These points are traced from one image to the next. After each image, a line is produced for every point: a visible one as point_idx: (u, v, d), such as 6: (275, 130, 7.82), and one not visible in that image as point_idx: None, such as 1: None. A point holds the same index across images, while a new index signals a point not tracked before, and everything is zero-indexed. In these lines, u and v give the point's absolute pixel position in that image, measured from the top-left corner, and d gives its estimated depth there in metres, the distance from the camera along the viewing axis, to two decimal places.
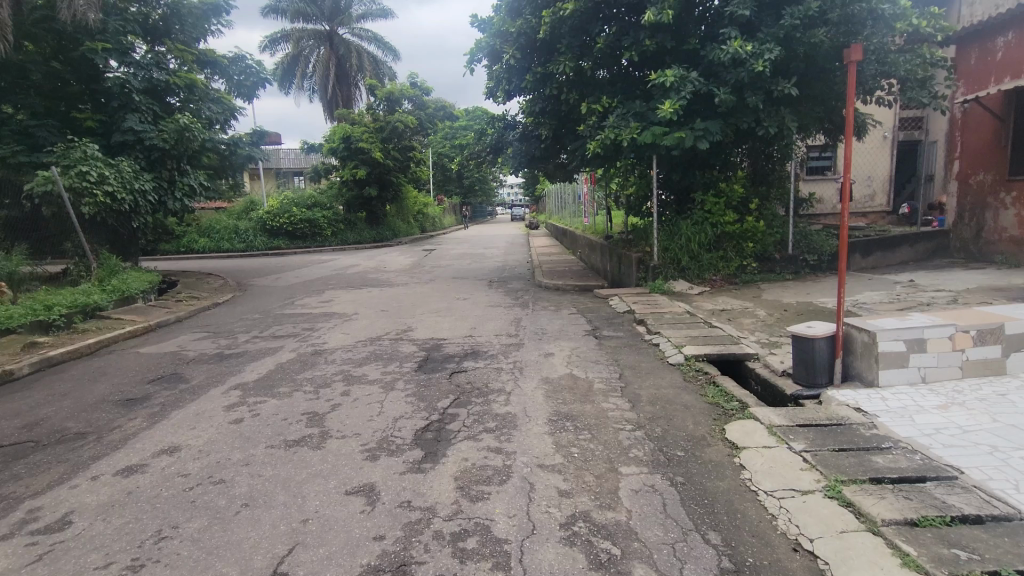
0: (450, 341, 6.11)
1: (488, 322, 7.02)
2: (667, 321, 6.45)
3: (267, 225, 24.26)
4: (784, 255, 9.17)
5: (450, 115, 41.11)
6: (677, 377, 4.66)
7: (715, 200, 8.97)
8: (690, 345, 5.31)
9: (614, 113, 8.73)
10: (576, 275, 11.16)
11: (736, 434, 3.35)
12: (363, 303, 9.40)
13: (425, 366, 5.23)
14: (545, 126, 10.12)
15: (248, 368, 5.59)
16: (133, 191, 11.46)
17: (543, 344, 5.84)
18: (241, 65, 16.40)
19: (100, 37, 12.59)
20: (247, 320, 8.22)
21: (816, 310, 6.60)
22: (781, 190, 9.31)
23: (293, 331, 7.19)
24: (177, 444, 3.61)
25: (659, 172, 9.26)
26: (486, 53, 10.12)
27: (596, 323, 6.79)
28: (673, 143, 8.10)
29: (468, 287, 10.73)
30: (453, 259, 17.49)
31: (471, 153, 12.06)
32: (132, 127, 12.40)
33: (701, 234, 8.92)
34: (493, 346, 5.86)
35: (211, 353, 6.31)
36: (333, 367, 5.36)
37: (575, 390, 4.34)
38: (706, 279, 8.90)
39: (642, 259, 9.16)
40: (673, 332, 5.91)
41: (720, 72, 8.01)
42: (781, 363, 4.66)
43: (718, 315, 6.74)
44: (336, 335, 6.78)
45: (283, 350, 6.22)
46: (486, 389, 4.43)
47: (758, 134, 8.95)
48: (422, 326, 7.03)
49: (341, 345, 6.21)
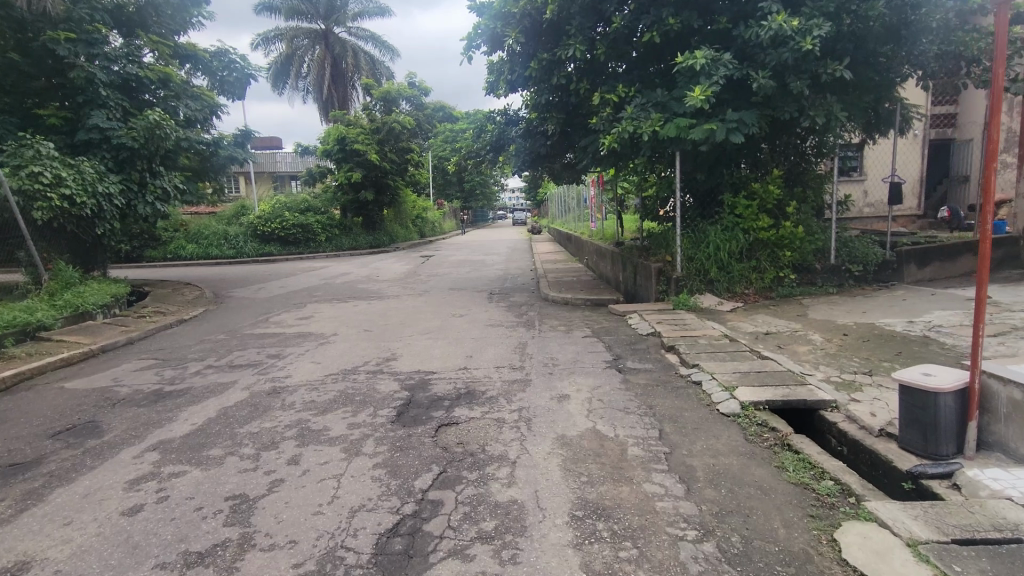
0: (439, 377, 4.94)
1: (487, 349, 5.85)
2: (704, 349, 5.30)
3: (258, 231, 23.12)
4: (825, 266, 8.00)
5: (450, 117, 39.97)
6: (737, 437, 3.50)
7: (747, 203, 7.81)
8: (744, 387, 4.16)
9: (632, 103, 7.63)
10: (586, 287, 10.03)
11: (860, 553, 2.22)
12: (345, 320, 8.27)
13: (405, 415, 4.08)
14: (552, 119, 9.02)
15: (184, 413, 4.43)
16: (95, 194, 10.42)
17: (554, 381, 4.68)
18: (224, 60, 15.35)
19: (65, 27, 11.52)
20: (207, 343, 7.06)
21: (884, 335, 5.39)
22: (819, 191, 8.20)
23: (255, 359, 6.03)
24: (28, 561, 2.47)
25: (683, 170, 8.12)
26: (486, 39, 8.85)
27: (616, 350, 5.63)
28: (701, 136, 6.97)
29: (465, 301, 9.59)
30: (452, 267, 16.39)
31: (469, 152, 10.78)
32: (97, 124, 11.34)
33: (732, 241, 7.79)
34: (493, 384, 4.69)
35: (147, 390, 5.15)
36: (289, 416, 4.20)
37: (605, 461, 3.18)
38: (737, 293, 7.79)
39: (663, 270, 8.02)
40: (716, 366, 4.76)
41: (757, 54, 6.88)
42: (875, 419, 3.52)
43: (763, 340, 5.57)
44: (304, 366, 5.63)
45: (234, 387, 5.05)
46: (483, 456, 3.29)
47: (797, 126, 7.78)
48: (408, 353, 5.87)
49: (305, 381, 5.04)
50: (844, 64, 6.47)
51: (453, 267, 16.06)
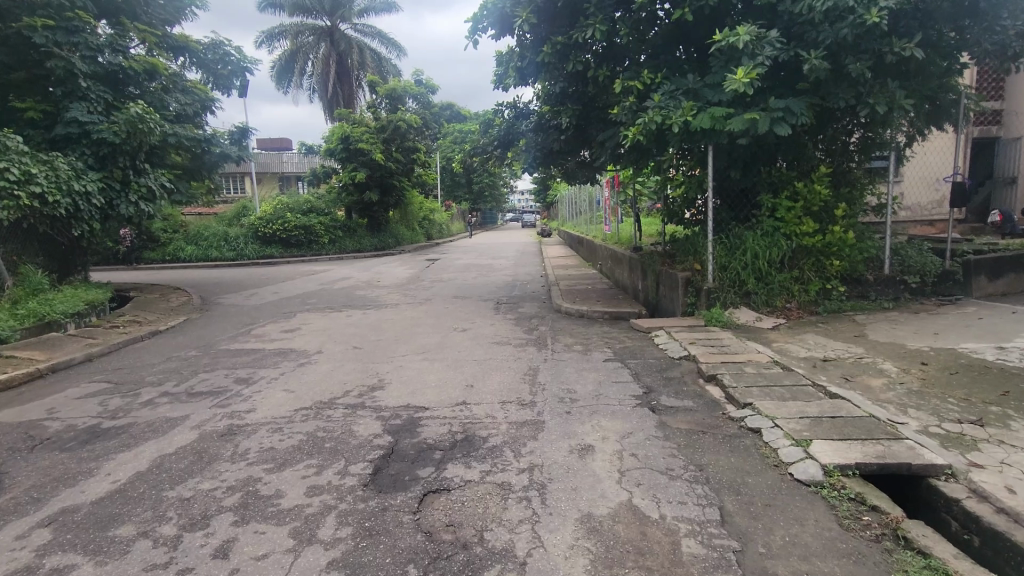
0: (431, 417, 4.01)
1: (491, 376, 4.92)
2: (755, 382, 4.36)
3: (259, 232, 22.34)
4: (879, 277, 7.03)
5: (458, 117, 39.11)
6: (829, 523, 2.55)
7: (790, 204, 6.87)
8: (820, 441, 3.22)
9: (659, 90, 6.72)
10: (602, 298, 9.11)
11: None
12: (334, 334, 7.38)
13: (383, 475, 3.16)
14: (567, 112, 8.14)
15: (110, 462, 3.53)
16: (71, 193, 9.74)
17: (573, 425, 3.74)
18: (219, 52, 14.64)
19: (43, 13, 10.67)
20: (174, 362, 6.19)
21: (974, 366, 4.41)
22: (870, 192, 7.23)
23: (219, 386, 5.13)
24: None
25: (715, 167, 7.19)
26: (493, 21, 7.95)
27: (645, 380, 4.70)
28: (741, 128, 6.05)
29: (469, 312, 8.67)
30: (458, 271, 15.48)
31: (474, 148, 9.87)
32: (76, 117, 10.53)
33: (772, 248, 6.85)
34: (496, 428, 3.77)
35: (82, 427, 4.27)
36: (234, 472, 3.29)
37: (650, 566, 2.26)
38: (776, 307, 6.84)
39: (691, 280, 7.09)
40: (775, 408, 3.80)
41: (808, 32, 5.93)
42: (1016, 498, 2.57)
43: (823, 371, 4.62)
44: (274, 396, 4.72)
45: (183, 425, 4.15)
46: (482, 553, 2.36)
47: (847, 116, 6.83)
48: (398, 381, 4.94)
49: (270, 419, 4.14)
50: (916, 42, 5.50)
51: (459, 273, 15.09)
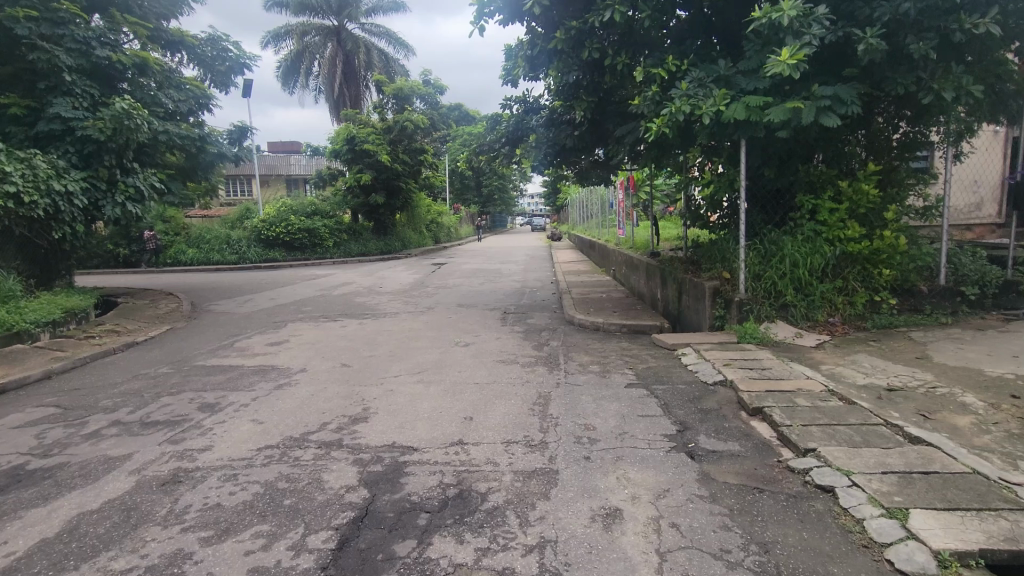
0: (418, 463, 3.27)
1: (494, 406, 4.18)
2: (814, 420, 3.59)
3: (262, 235, 21.77)
4: (933, 287, 6.23)
5: (467, 119, 38.52)
6: None
7: (833, 206, 6.10)
8: (919, 512, 2.46)
9: (686, 78, 5.98)
10: (619, 308, 8.35)
11: None
12: (323, 349, 6.67)
13: (348, 553, 2.43)
14: (581, 104, 7.40)
15: (14, 524, 2.82)
16: (50, 193, 9.16)
17: (595, 479, 2.99)
18: (217, 47, 14.03)
19: (26, 3, 10.05)
20: (140, 382, 5.50)
21: None
22: (922, 193, 6.42)
23: (179, 414, 4.43)
24: None
25: (748, 164, 6.43)
26: (499, 5, 7.22)
27: (677, 413, 3.94)
28: (781, 118, 5.30)
29: (474, 323, 7.94)
30: (465, 277, 14.79)
31: (480, 146, 9.07)
32: (60, 113, 9.93)
33: (813, 255, 6.08)
34: (498, 480, 3.03)
35: (5, 468, 3.57)
36: (163, 543, 2.57)
37: None
38: (817, 321, 6.08)
39: (720, 290, 6.31)
40: (847, 457, 3.03)
41: (861, 7, 5.16)
42: None
43: (892, 404, 3.85)
44: (239, 430, 3.99)
45: (122, 468, 3.44)
46: None
47: (899, 106, 6.04)
48: (385, 411, 4.21)
49: (224, 463, 3.41)
50: (991, 16, 4.71)
51: (464, 279, 14.40)
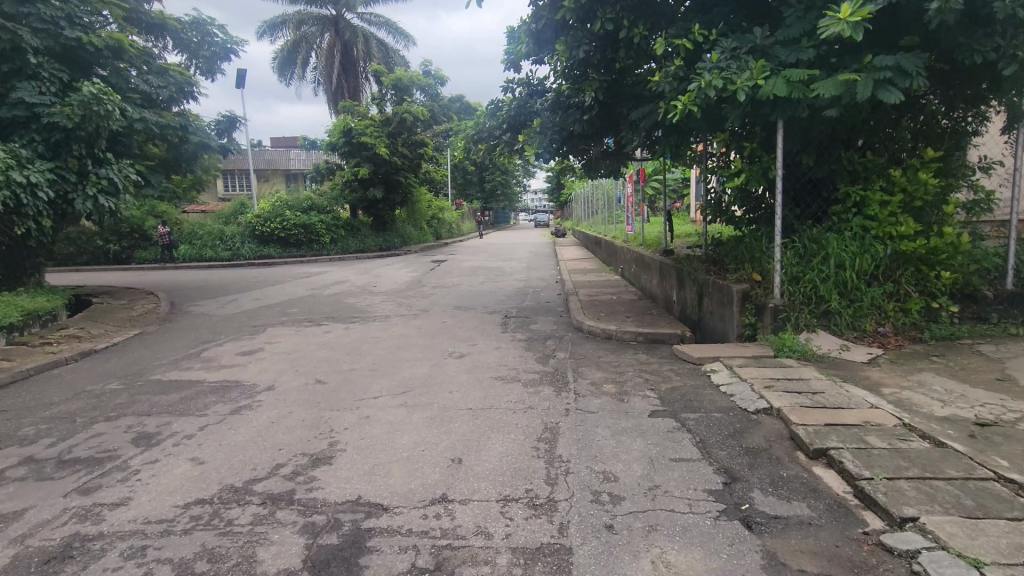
0: (387, 533, 2.48)
1: (489, 443, 3.38)
2: (901, 470, 2.77)
3: (257, 231, 20.99)
4: (999, 293, 5.39)
5: (469, 113, 37.75)
6: None
7: (884, 198, 5.26)
8: None
9: (715, 48, 5.15)
10: (632, 312, 7.54)
11: None
12: (300, 360, 5.89)
13: None
14: (592, 83, 6.58)
15: None
16: (9, 184, 8.31)
17: (622, 566, 2.18)
18: (201, 32, 13.21)
19: None
20: (81, 402, 4.72)
21: None
22: (981, 184, 5.57)
23: (108, 448, 3.64)
24: None
25: (783, 149, 5.61)
26: None
27: (719, 456, 3.13)
28: (831, 92, 4.46)
29: (472, 329, 7.16)
30: (465, 275, 14.03)
31: (478, 134, 8.13)
32: (24, 98, 9.15)
33: (861, 255, 5.26)
34: (492, 565, 2.22)
35: None
36: None
37: None
38: (865, 331, 5.27)
39: (751, 295, 5.50)
40: (967, 536, 2.23)
41: None
42: None
43: (993, 447, 3.02)
44: (170, 474, 3.20)
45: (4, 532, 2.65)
46: None
47: (962, 82, 5.19)
48: (355, 448, 3.42)
49: (135, 528, 2.62)
50: None
51: (464, 277, 13.65)
